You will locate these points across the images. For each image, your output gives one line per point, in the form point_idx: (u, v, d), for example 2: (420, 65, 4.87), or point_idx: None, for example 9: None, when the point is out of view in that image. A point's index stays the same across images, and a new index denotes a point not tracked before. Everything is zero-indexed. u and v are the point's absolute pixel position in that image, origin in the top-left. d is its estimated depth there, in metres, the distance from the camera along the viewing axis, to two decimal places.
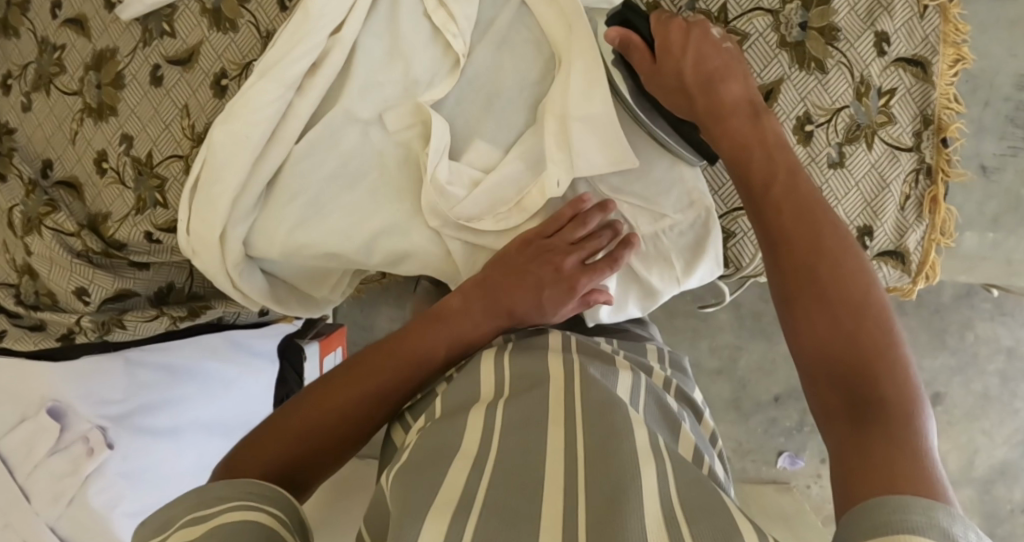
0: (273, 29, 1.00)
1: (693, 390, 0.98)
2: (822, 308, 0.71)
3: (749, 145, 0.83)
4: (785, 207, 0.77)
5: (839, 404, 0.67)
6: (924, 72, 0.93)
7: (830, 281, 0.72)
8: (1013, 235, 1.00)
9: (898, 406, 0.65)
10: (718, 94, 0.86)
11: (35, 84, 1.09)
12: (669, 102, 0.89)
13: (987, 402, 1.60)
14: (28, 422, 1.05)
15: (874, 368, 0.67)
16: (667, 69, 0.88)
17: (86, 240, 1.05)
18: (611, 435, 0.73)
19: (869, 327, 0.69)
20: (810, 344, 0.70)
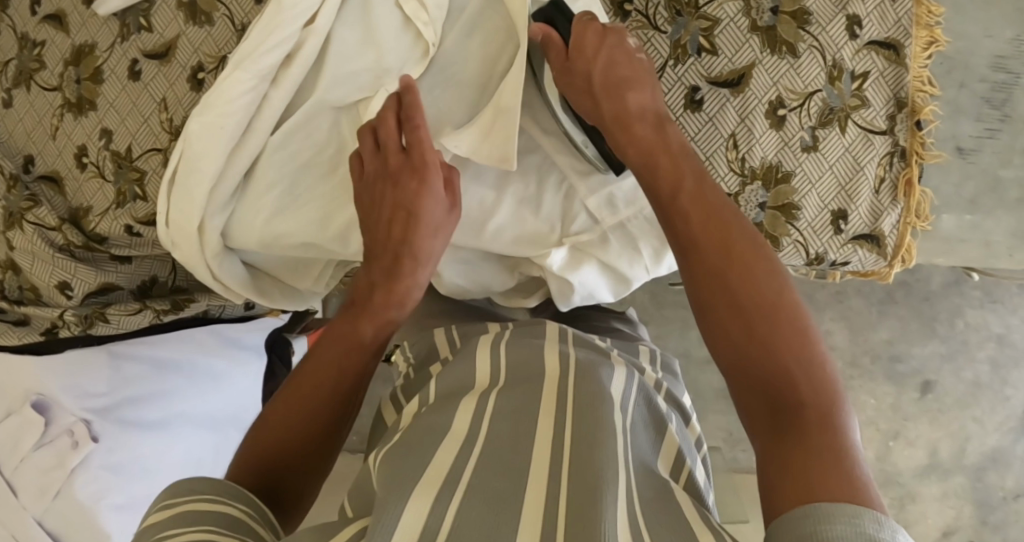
0: (248, 22, 1.01)
1: (681, 394, 0.98)
2: (732, 313, 0.71)
3: (656, 148, 0.82)
4: (691, 208, 0.77)
5: (762, 408, 0.68)
6: (896, 55, 0.93)
7: (738, 281, 0.72)
8: (991, 216, 1.00)
9: (818, 402, 0.66)
10: (626, 99, 0.86)
11: (15, 80, 1.10)
12: (577, 103, 0.89)
13: (978, 389, 1.60)
14: (16, 416, 1.08)
15: (791, 369, 0.68)
16: (577, 71, 0.87)
17: (67, 233, 1.06)
18: (593, 423, 0.74)
19: (782, 323, 0.70)
20: (730, 355, 0.71)
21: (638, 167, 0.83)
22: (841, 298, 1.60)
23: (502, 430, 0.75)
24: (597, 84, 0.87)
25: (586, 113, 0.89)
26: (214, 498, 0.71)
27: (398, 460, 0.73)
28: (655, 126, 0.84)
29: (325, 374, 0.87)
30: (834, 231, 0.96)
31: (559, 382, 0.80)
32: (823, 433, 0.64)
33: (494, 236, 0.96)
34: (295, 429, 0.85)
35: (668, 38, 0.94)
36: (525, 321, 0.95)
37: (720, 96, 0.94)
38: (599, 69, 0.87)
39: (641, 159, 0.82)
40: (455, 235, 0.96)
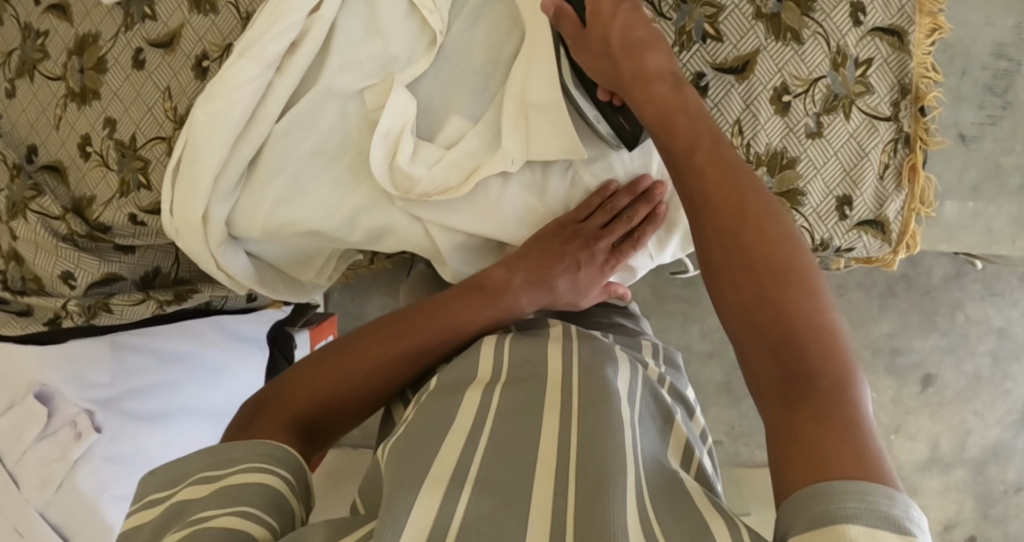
0: (253, 11, 1.01)
1: (684, 387, 0.98)
2: (745, 272, 0.71)
3: (672, 111, 0.84)
4: (707, 167, 0.77)
5: (768, 367, 0.67)
6: (900, 42, 0.93)
7: (751, 240, 0.72)
8: (994, 202, 1.01)
9: (824, 362, 0.65)
10: (643, 62, 0.87)
11: (18, 70, 1.09)
12: (594, 68, 0.90)
13: (978, 383, 1.60)
14: (17, 407, 1.07)
15: (799, 325, 0.67)
16: (593, 36, 0.89)
17: (71, 223, 1.06)
18: (599, 417, 0.74)
19: (794, 286, 0.69)
20: (740, 315, 0.70)
21: (653, 125, 0.85)
22: (841, 292, 1.60)
23: (510, 421, 0.75)
24: (615, 48, 0.88)
25: (602, 77, 0.90)
26: (248, 467, 0.70)
27: (403, 456, 0.73)
28: (673, 89, 0.86)
29: (406, 345, 0.86)
30: (839, 217, 0.96)
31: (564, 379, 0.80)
32: (830, 393, 0.63)
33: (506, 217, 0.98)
34: (351, 384, 0.83)
35: (673, 25, 0.94)
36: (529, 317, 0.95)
37: (725, 83, 0.94)
38: (616, 33, 0.88)
39: (659, 120, 0.84)
40: (462, 221, 0.98)
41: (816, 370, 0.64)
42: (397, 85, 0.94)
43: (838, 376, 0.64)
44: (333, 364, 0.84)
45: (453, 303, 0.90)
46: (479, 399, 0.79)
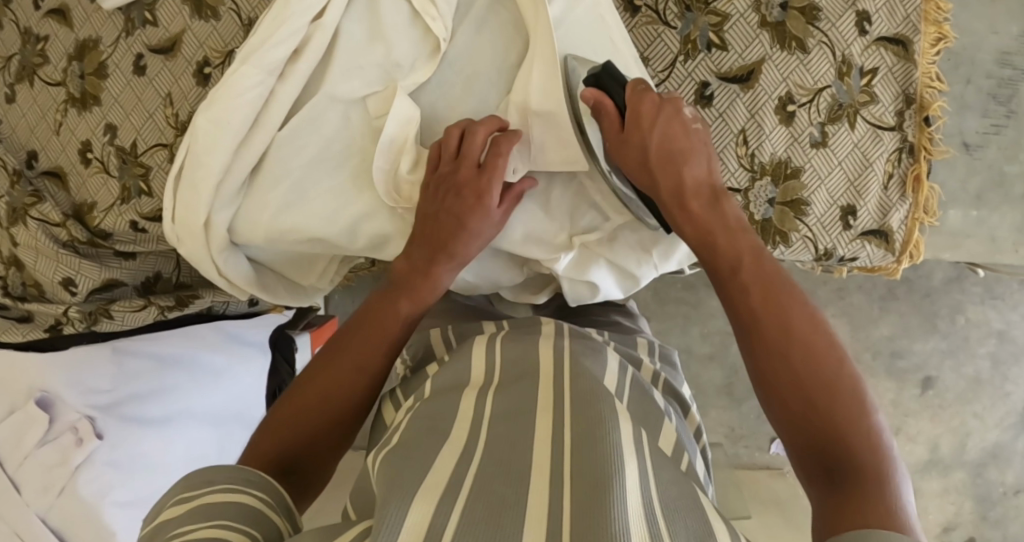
0: (255, 17, 1.00)
1: (681, 384, 0.99)
2: (794, 387, 0.74)
3: (713, 229, 0.85)
4: (752, 286, 0.80)
5: (815, 461, 0.72)
6: (905, 51, 0.93)
7: (798, 352, 0.75)
8: (996, 212, 1.00)
9: (870, 458, 0.70)
10: (682, 174, 0.87)
11: (18, 75, 1.08)
12: (632, 173, 0.89)
13: (978, 385, 1.60)
14: (19, 412, 1.07)
15: (846, 430, 0.71)
16: (634, 142, 0.87)
17: (72, 229, 1.05)
18: (593, 414, 0.73)
19: (843, 395, 0.73)
20: (788, 418, 0.74)
21: (694, 242, 0.86)
22: (842, 295, 1.60)
23: (507, 430, 0.75)
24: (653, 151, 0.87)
25: (637, 181, 0.89)
26: (224, 494, 0.69)
27: (401, 462, 0.72)
28: (712, 202, 0.86)
29: (351, 355, 0.87)
30: (843, 227, 0.96)
31: (554, 379, 0.80)
32: (875, 484, 0.69)
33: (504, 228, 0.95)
34: (319, 409, 0.84)
35: (678, 34, 0.94)
36: (521, 321, 0.95)
37: (730, 92, 0.94)
38: (655, 141, 0.87)
39: (698, 238, 0.85)
40: None
41: (861, 465, 0.70)
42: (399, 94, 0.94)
43: (882, 468, 0.70)
44: (293, 398, 0.85)
45: (377, 305, 0.92)
46: (478, 410, 0.78)
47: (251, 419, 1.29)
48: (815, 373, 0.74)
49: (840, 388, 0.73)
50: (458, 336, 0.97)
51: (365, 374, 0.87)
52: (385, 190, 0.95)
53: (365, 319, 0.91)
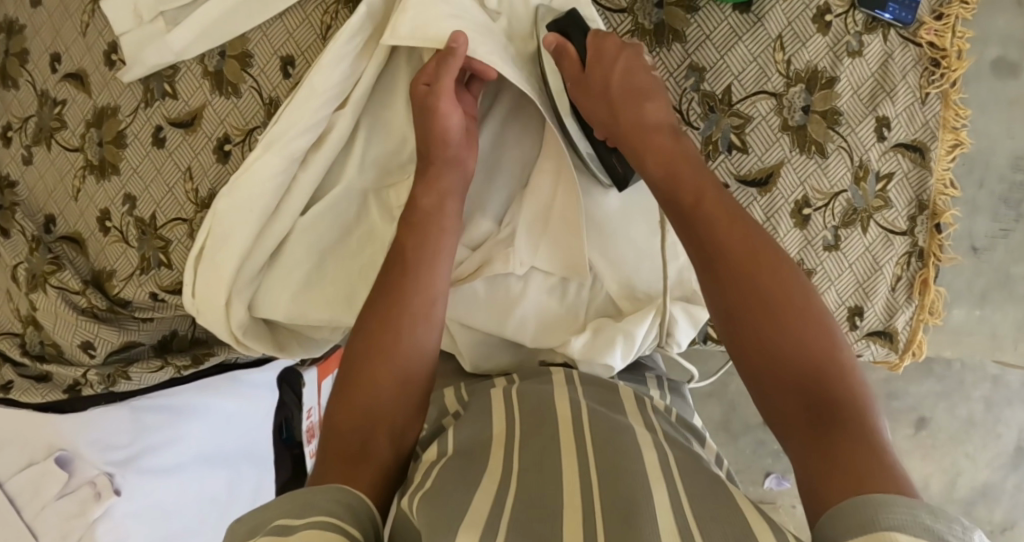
0: (277, 96, 1.00)
1: (692, 417, 1.01)
2: (770, 329, 0.74)
3: (675, 157, 0.84)
4: (717, 220, 0.78)
5: (797, 410, 0.71)
6: (921, 158, 0.95)
7: (767, 290, 0.75)
8: (1000, 309, 1.03)
9: (848, 401, 0.70)
10: (642, 112, 0.87)
11: (35, 137, 1.08)
12: (590, 111, 0.90)
13: (970, 426, 1.61)
14: (36, 466, 1.11)
15: (823, 368, 0.72)
16: (594, 80, 0.89)
17: (92, 298, 1.06)
18: (621, 463, 0.73)
19: (819, 340, 0.73)
20: (761, 363, 0.74)
21: (658, 182, 0.83)
22: None
23: (534, 464, 0.75)
24: (615, 87, 0.88)
25: (603, 126, 0.89)
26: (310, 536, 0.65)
27: (435, 500, 0.70)
28: (672, 138, 0.86)
29: (394, 321, 0.85)
30: (849, 326, 0.98)
31: (575, 421, 0.80)
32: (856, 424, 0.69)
33: (519, 321, 0.95)
34: (383, 390, 0.82)
35: (700, 134, 0.95)
36: (531, 368, 0.94)
37: (748, 195, 0.95)
38: (617, 81, 0.88)
39: (663, 172, 0.83)
40: (481, 321, 0.95)
41: (844, 413, 0.70)
42: None
43: (861, 407, 0.70)
44: (356, 388, 0.82)
45: (399, 281, 0.87)
46: (504, 458, 0.77)
47: (262, 454, 1.31)
48: (789, 324, 0.74)
49: (813, 324, 0.74)
50: (469, 393, 0.93)
51: (404, 338, 0.84)
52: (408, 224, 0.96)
53: (385, 287, 0.87)
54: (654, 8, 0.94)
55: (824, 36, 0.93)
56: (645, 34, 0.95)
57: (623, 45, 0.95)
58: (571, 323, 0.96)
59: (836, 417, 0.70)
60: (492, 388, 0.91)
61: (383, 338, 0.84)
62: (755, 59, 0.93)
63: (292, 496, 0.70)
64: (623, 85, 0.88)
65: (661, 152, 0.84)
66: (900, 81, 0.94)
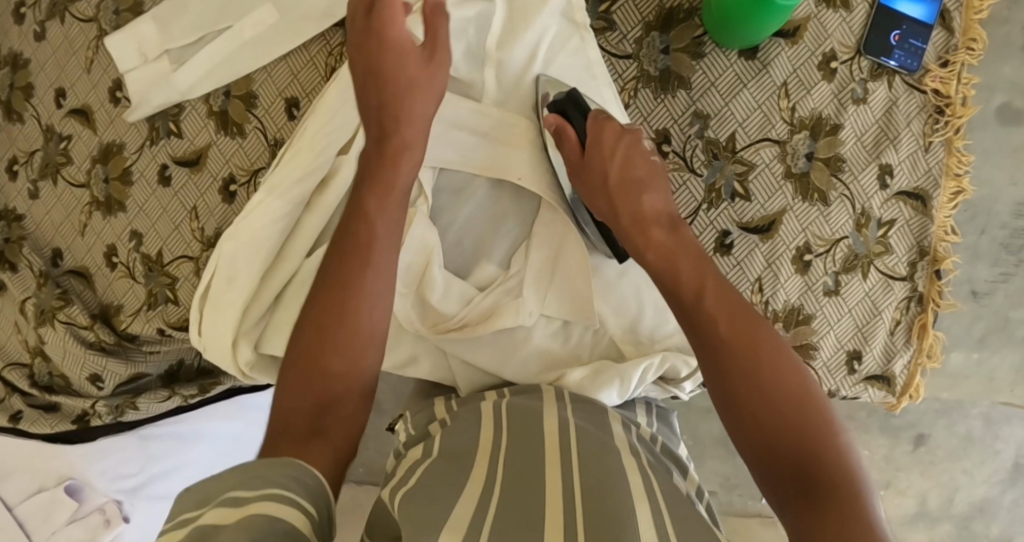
0: (282, 137, 1.01)
1: (679, 447, 0.94)
2: (768, 412, 0.73)
3: (675, 251, 0.83)
4: (716, 318, 0.78)
5: (796, 493, 0.70)
6: (923, 206, 0.96)
7: (766, 375, 0.74)
8: (997, 353, 1.06)
9: (847, 486, 0.69)
10: (641, 203, 0.87)
11: (41, 171, 1.09)
12: (591, 202, 0.90)
13: (969, 442, 1.43)
14: (46, 492, 1.12)
15: (819, 452, 0.71)
16: (594, 167, 0.89)
17: (99, 332, 1.08)
18: (606, 478, 0.73)
19: (814, 419, 0.73)
20: (761, 450, 0.73)
21: (659, 271, 0.83)
22: None
23: (520, 471, 0.75)
24: (614, 177, 0.88)
25: (603, 214, 0.89)
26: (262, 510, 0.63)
27: (423, 502, 0.71)
28: (675, 229, 0.86)
29: (328, 321, 0.82)
30: (848, 371, 0.98)
31: (561, 435, 0.80)
32: (851, 504, 0.67)
33: (520, 361, 0.95)
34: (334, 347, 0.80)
35: (703, 181, 0.95)
36: (523, 387, 0.92)
37: (750, 242, 0.95)
38: (615, 169, 0.88)
39: (663, 264, 0.83)
40: (483, 362, 0.95)
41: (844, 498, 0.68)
42: (419, 218, 0.93)
43: (858, 490, 0.69)
44: (292, 391, 0.79)
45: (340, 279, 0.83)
46: (490, 463, 0.77)
47: None
48: (786, 403, 0.73)
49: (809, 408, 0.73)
50: (459, 403, 0.93)
51: (337, 338, 0.81)
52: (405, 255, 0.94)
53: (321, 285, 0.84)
54: (659, 55, 0.94)
55: (829, 83, 0.94)
56: (650, 80, 0.95)
57: (628, 92, 0.95)
58: (566, 358, 0.96)
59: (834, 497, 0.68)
60: (484, 401, 0.91)
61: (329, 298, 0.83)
62: (759, 106, 0.94)
63: (246, 469, 0.68)
64: (623, 176, 0.88)
65: (663, 247, 0.84)
66: (904, 128, 0.95)
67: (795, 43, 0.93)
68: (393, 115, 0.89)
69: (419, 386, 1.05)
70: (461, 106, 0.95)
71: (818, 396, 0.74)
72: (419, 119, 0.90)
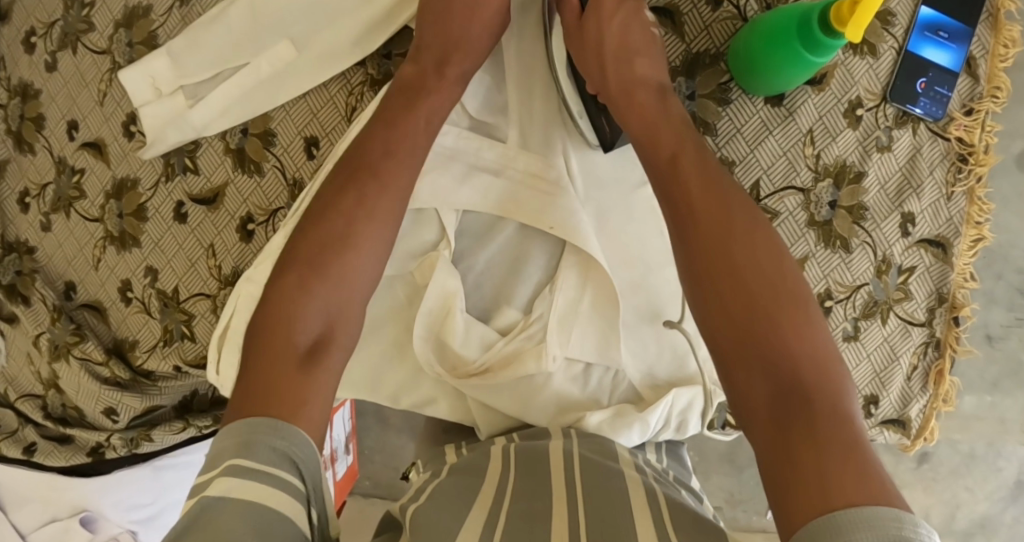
0: (300, 176, 0.99)
1: (689, 481, 0.93)
2: (739, 285, 0.72)
3: (658, 122, 0.83)
4: (695, 185, 0.77)
5: (756, 364, 0.69)
6: (944, 254, 0.96)
7: (741, 244, 0.73)
8: (1009, 396, 1.10)
9: (814, 367, 0.68)
10: (633, 69, 0.87)
11: (54, 205, 1.07)
12: (586, 71, 0.91)
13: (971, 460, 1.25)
14: (59, 522, 1.10)
15: (788, 326, 0.70)
16: (590, 29, 0.90)
17: (115, 369, 1.06)
18: (610, 515, 0.71)
19: (787, 298, 0.71)
20: (725, 317, 0.71)
21: (640, 138, 0.84)
22: None
23: (527, 505, 0.74)
24: (609, 52, 0.88)
25: (593, 81, 0.90)
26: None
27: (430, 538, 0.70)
28: (658, 97, 0.86)
29: (316, 277, 0.78)
30: (864, 415, 0.99)
31: (570, 469, 0.80)
32: (815, 379, 0.67)
33: (538, 407, 0.93)
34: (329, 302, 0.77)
35: None
36: (536, 431, 0.91)
37: None
38: (611, 36, 0.89)
39: (645, 130, 0.84)
40: (502, 407, 0.94)
41: (809, 382, 0.67)
42: (440, 264, 0.92)
43: (824, 369, 0.68)
44: (268, 353, 0.73)
45: (322, 252, 0.79)
46: (496, 491, 0.78)
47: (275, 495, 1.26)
48: (760, 276, 0.72)
49: (785, 285, 0.72)
50: (470, 447, 0.91)
51: (315, 301, 0.77)
52: (426, 299, 0.92)
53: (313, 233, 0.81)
54: (684, 102, 0.94)
55: (854, 130, 0.93)
56: None
57: None
58: (577, 395, 0.94)
59: (795, 375, 0.67)
60: (493, 445, 0.89)
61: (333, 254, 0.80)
62: (785, 154, 0.93)
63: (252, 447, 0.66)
64: (617, 47, 0.88)
65: (643, 123, 0.84)
66: (927, 176, 0.94)
67: (821, 90, 0.93)
68: (411, 94, 0.89)
69: (433, 424, 1.04)
70: (484, 148, 0.94)
71: (795, 276, 0.73)
72: (449, 85, 0.90)
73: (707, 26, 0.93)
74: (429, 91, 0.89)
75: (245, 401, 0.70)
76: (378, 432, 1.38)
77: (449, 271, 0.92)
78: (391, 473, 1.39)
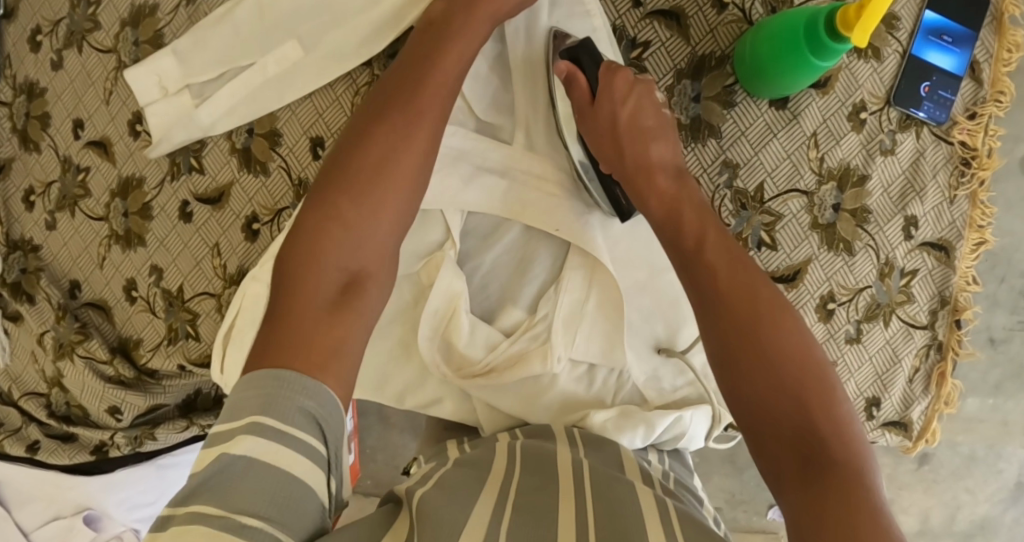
0: (306, 176, 1.00)
1: (692, 482, 0.93)
2: (765, 371, 0.70)
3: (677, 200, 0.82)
4: (717, 266, 0.75)
5: (785, 453, 0.67)
6: (947, 256, 0.96)
7: (766, 325, 0.71)
8: (1011, 399, 1.14)
9: (844, 454, 0.66)
10: (648, 150, 0.86)
11: (59, 203, 1.08)
12: (597, 144, 0.90)
13: (970, 463, 1.22)
14: (64, 520, 1.15)
15: (814, 411, 0.68)
16: (602, 111, 0.88)
17: (119, 367, 1.06)
18: (615, 516, 0.71)
19: (814, 381, 0.69)
20: (750, 404, 0.70)
21: (659, 219, 0.82)
22: None
23: (531, 501, 0.74)
24: (622, 124, 0.87)
25: (607, 162, 0.88)
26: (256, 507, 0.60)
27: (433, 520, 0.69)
28: (675, 180, 0.85)
29: (339, 217, 0.74)
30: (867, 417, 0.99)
31: (574, 466, 0.80)
32: (844, 468, 0.65)
33: (544, 406, 0.94)
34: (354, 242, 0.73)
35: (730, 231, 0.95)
36: (540, 429, 0.91)
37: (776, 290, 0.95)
38: (626, 112, 0.88)
39: (664, 213, 0.82)
40: (507, 407, 0.94)
41: (839, 461, 0.66)
42: (445, 266, 0.92)
43: (853, 453, 0.66)
44: (290, 301, 0.70)
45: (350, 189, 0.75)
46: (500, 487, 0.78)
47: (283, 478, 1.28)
48: (786, 361, 0.70)
49: (812, 366, 0.70)
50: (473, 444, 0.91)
51: (337, 242, 0.73)
52: (432, 301, 0.92)
53: (333, 169, 0.76)
54: (690, 104, 0.94)
55: (858, 133, 0.94)
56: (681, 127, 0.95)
57: None
58: (582, 395, 0.95)
59: (823, 464, 0.66)
60: (496, 442, 0.89)
61: (361, 186, 0.75)
62: (789, 156, 0.94)
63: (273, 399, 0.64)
64: (630, 123, 0.87)
65: (662, 196, 0.83)
66: (931, 180, 0.95)
67: (826, 93, 0.93)
68: (436, 41, 0.84)
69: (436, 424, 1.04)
70: (490, 149, 0.95)
71: (821, 358, 0.71)
72: (476, 28, 0.84)
73: (712, 30, 0.94)
74: (456, 38, 0.83)
75: (264, 349, 0.67)
76: (381, 430, 1.38)
77: (453, 274, 0.92)
78: (393, 473, 1.39)
